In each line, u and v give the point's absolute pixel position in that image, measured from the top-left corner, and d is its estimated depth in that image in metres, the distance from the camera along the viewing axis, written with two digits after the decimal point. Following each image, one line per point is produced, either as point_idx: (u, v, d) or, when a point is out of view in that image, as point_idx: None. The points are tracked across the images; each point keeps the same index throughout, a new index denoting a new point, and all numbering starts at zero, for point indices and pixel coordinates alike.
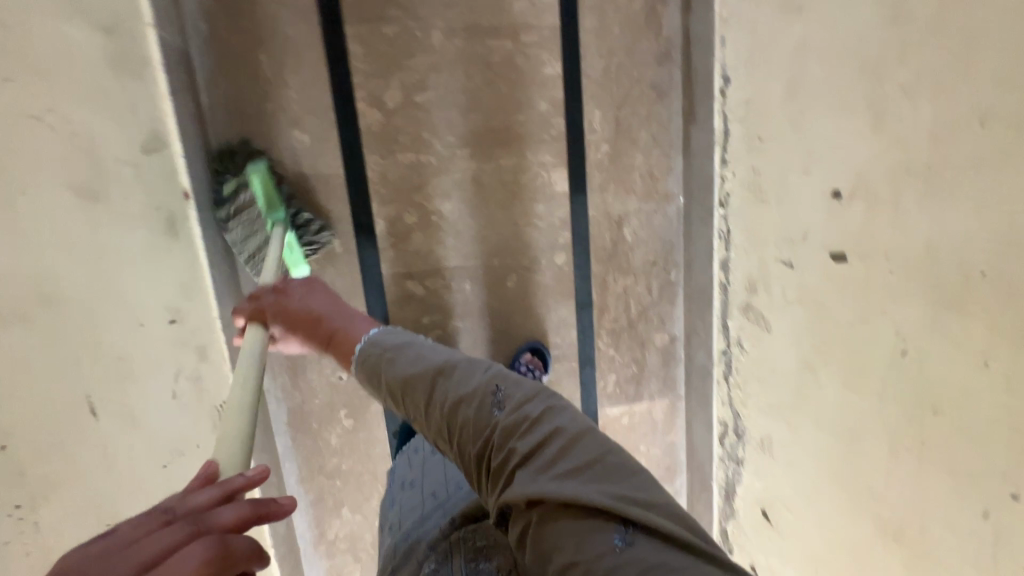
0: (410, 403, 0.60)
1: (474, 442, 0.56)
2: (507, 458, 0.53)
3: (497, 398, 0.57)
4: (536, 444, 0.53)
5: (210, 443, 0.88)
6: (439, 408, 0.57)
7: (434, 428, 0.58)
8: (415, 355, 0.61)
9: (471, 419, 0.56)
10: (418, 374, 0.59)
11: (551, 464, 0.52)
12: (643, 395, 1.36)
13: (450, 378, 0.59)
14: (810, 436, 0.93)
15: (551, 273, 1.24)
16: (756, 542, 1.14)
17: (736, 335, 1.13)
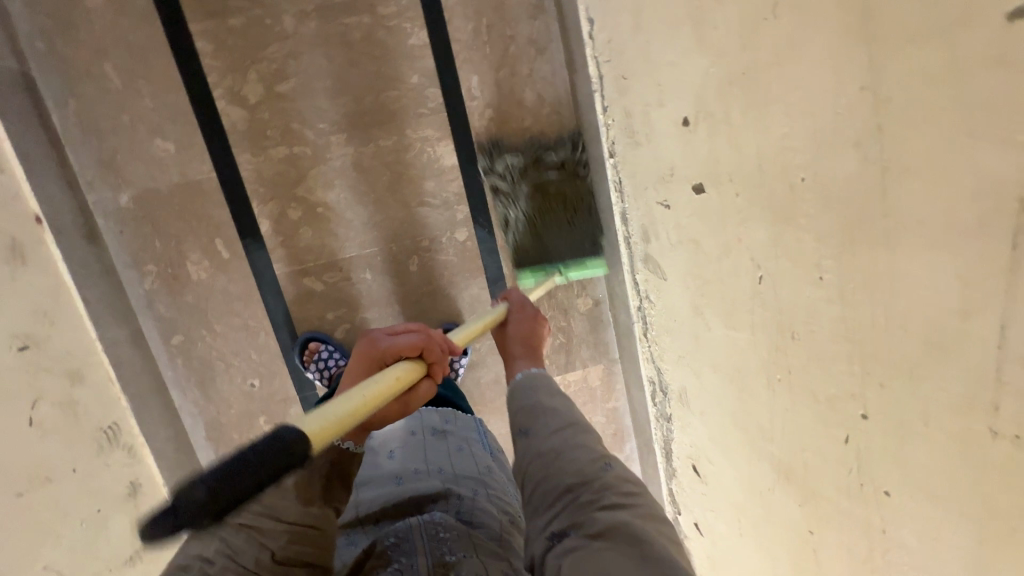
0: (536, 426, 0.69)
1: (572, 476, 0.60)
2: (598, 498, 0.57)
3: (606, 465, 0.62)
4: (624, 500, 0.57)
5: (88, 466, 0.86)
6: (560, 437, 0.65)
7: (542, 449, 0.65)
8: (561, 399, 0.74)
9: (584, 460, 0.62)
10: (562, 413, 0.70)
11: (634, 518, 0.55)
12: (575, 364, 1.32)
13: (576, 432, 0.68)
14: (711, 380, 0.88)
15: (455, 251, 1.20)
16: (694, 499, 1.10)
17: (644, 288, 1.08)
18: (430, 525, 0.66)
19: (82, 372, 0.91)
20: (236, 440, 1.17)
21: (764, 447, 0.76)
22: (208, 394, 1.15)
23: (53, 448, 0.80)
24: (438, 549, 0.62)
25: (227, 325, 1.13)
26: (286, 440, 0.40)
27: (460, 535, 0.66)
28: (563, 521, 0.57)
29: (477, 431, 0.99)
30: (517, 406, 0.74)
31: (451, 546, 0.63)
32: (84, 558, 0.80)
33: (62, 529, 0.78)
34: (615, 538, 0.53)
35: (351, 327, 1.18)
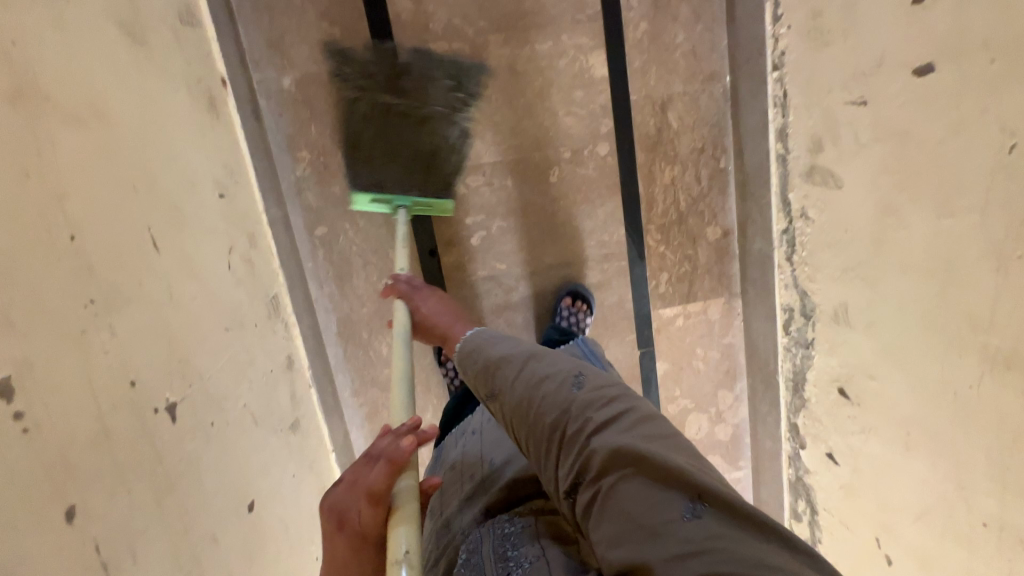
0: (500, 382, 0.68)
1: (552, 414, 0.61)
2: (584, 426, 0.58)
3: (578, 380, 0.63)
4: (607, 420, 0.58)
5: (262, 327, 0.87)
6: (525, 382, 0.65)
7: (513, 402, 0.65)
8: (507, 344, 0.73)
9: (554, 395, 0.62)
10: (512, 357, 0.70)
11: (631, 433, 0.56)
12: (697, 294, 1.30)
13: (541, 361, 0.68)
14: (894, 286, 0.86)
15: (594, 165, 1.18)
16: (833, 426, 1.08)
17: (798, 206, 1.06)
18: (499, 527, 0.65)
19: (256, 239, 0.91)
20: (364, 340, 1.18)
21: (973, 340, 0.74)
22: (343, 291, 1.15)
23: (241, 299, 0.80)
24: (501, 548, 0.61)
25: (370, 221, 1.13)
26: None
27: (527, 527, 0.63)
28: (568, 463, 0.57)
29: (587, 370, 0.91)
30: (473, 373, 0.73)
31: (514, 541, 0.61)
32: (265, 411, 0.81)
33: (253, 377, 0.79)
34: (612, 464, 0.54)
35: (487, 234, 1.17)
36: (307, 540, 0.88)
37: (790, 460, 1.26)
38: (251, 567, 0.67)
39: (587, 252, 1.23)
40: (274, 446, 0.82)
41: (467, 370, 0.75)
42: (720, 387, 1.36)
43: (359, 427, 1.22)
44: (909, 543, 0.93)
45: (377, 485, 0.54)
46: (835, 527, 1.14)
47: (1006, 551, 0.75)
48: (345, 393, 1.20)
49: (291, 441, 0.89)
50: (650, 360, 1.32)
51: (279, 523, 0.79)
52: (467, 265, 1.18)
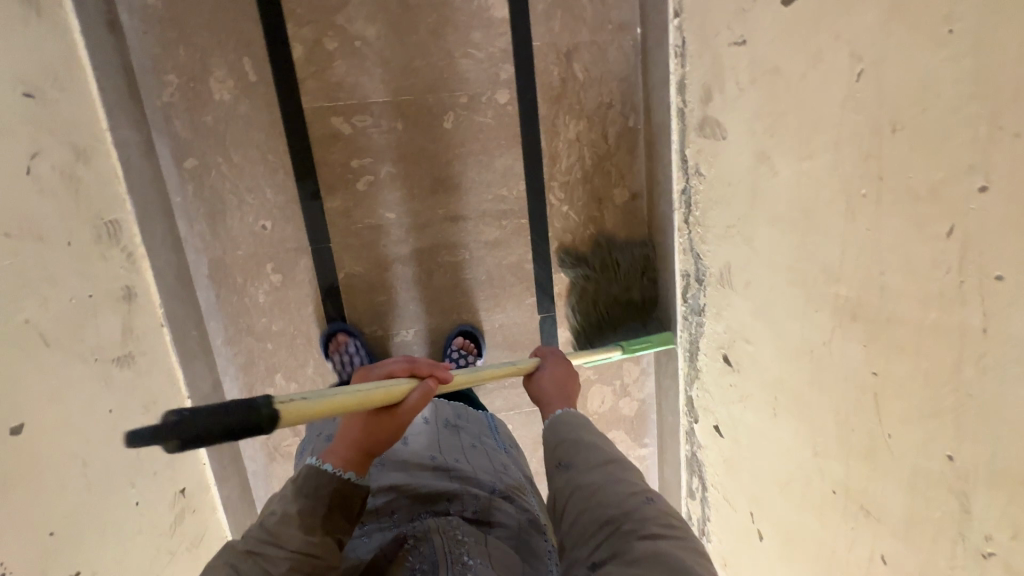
0: (577, 458, 0.63)
1: (610, 508, 0.56)
2: (641, 530, 0.53)
3: (650, 498, 0.57)
4: (666, 533, 0.53)
5: (83, 248, 0.80)
6: (599, 470, 0.61)
7: (580, 480, 0.60)
8: (594, 433, 0.67)
9: (623, 491, 0.58)
10: (600, 444, 0.65)
11: (687, 550, 0.52)
12: (603, 260, 1.24)
13: (620, 466, 0.62)
14: (765, 241, 0.82)
15: (493, 114, 1.12)
16: (718, 396, 1.04)
17: (693, 162, 1.01)
18: (449, 526, 0.61)
19: (90, 156, 0.84)
20: (239, 285, 1.11)
21: (825, 291, 0.70)
22: (215, 230, 1.08)
23: (47, 211, 0.73)
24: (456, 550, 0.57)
25: (245, 156, 1.06)
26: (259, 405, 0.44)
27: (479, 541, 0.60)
28: (602, 554, 0.53)
29: (490, 430, 0.91)
30: (547, 434, 0.68)
31: (468, 549, 0.58)
32: (69, 336, 0.74)
33: (52, 294, 0.72)
34: None
35: (374, 180, 1.11)
36: (127, 481, 0.81)
37: (687, 436, 1.21)
38: (6, 492, 0.61)
39: (484, 207, 1.17)
40: (81, 375, 0.75)
41: (544, 443, 0.68)
42: (625, 358, 1.31)
43: (231, 378, 1.15)
44: (775, 516, 0.89)
45: (418, 367, 0.61)
46: (720, 503, 1.10)
47: (848, 517, 0.71)
48: (218, 341, 1.13)
49: (114, 375, 0.82)
50: (551, 326, 1.26)
51: (74, 456, 0.72)
52: (353, 212, 1.12)
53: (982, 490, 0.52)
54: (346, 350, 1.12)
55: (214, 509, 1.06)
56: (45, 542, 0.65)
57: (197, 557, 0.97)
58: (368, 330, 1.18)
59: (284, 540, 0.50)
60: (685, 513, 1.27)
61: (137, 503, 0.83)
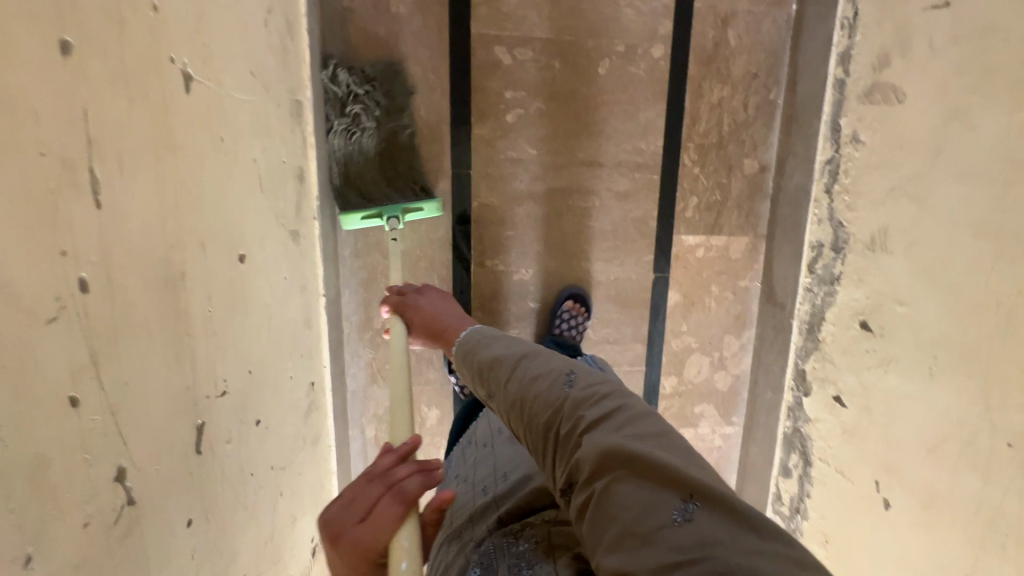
0: (494, 382, 0.56)
1: (541, 412, 0.50)
2: (574, 424, 0.47)
3: (569, 376, 0.51)
4: (594, 405, 0.48)
5: (283, 117, 0.81)
6: (513, 375, 0.54)
7: (506, 403, 0.53)
8: (503, 343, 0.59)
9: (545, 393, 0.50)
10: (512, 347, 0.58)
11: (621, 430, 0.45)
12: (722, 228, 1.25)
13: (534, 358, 0.55)
14: (947, 199, 0.83)
15: (645, 68, 1.15)
16: (847, 365, 1.04)
17: (849, 131, 1.03)
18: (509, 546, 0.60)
19: (292, 33, 0.86)
20: (377, 198, 1.12)
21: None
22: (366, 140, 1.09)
23: (269, 65, 0.74)
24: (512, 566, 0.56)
25: (407, 71, 1.08)
26: None
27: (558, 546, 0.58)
28: (558, 468, 0.48)
29: None
30: (462, 376, 0.62)
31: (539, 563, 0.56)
32: (271, 191, 0.74)
33: (267, 148, 0.72)
34: (596, 462, 0.43)
35: (522, 114, 1.13)
36: (287, 353, 0.81)
37: (789, 411, 1.21)
38: (234, 314, 0.60)
39: (620, 157, 1.18)
40: (274, 233, 0.75)
41: (463, 369, 0.62)
42: (728, 332, 1.31)
43: (351, 291, 1.15)
44: (914, 482, 0.89)
45: (412, 490, 0.51)
46: (829, 477, 1.09)
47: None
48: (345, 252, 1.13)
49: (288, 246, 0.82)
50: (662, 287, 1.26)
51: (265, 309, 0.71)
52: (497, 142, 1.13)
53: None
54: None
55: (326, 415, 1.04)
56: (246, 378, 0.64)
57: (313, 453, 0.95)
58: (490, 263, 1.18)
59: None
60: (774, 492, 1.26)
61: (290, 378, 0.82)
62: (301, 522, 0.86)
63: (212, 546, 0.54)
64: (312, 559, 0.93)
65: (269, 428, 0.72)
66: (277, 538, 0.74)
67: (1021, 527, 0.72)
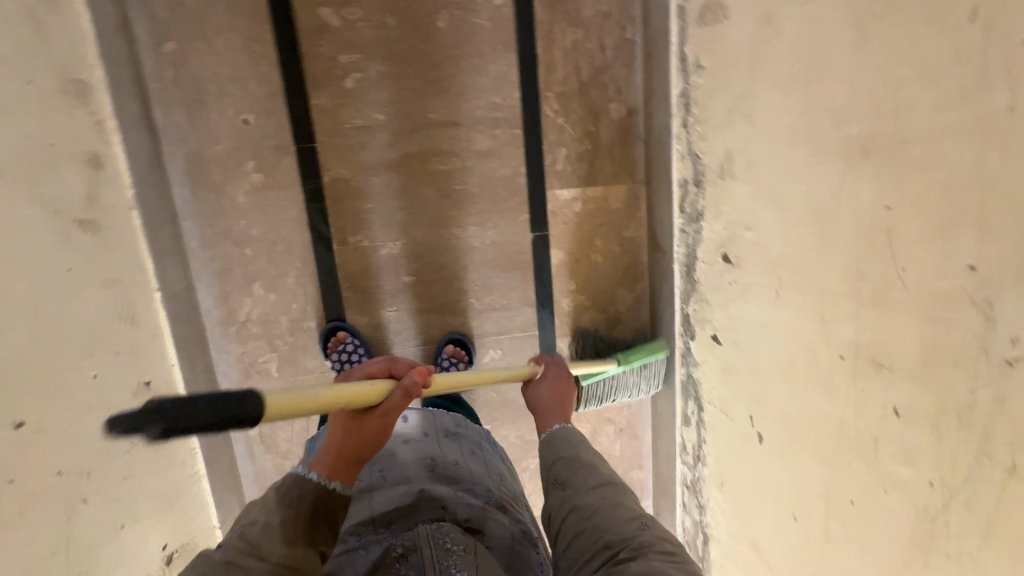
0: (573, 480, 0.68)
1: (609, 532, 0.60)
2: (635, 555, 0.57)
3: (645, 518, 0.62)
4: (660, 558, 0.56)
5: (43, 93, 0.74)
6: (600, 492, 0.65)
7: (580, 501, 0.65)
8: (594, 454, 0.73)
9: (618, 516, 0.62)
10: (598, 468, 0.69)
11: (675, 567, 0.55)
12: (598, 178, 1.21)
13: (619, 489, 0.67)
14: (769, 111, 0.78)
15: (488, 16, 1.09)
16: (718, 301, 1.00)
17: (694, 57, 0.98)
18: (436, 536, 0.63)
19: (56, 6, 0.80)
20: (218, 183, 1.06)
21: (835, 137, 0.67)
22: (194, 122, 1.03)
23: (4, 36, 0.68)
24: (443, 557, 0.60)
25: (227, 43, 1.01)
26: (229, 394, 0.42)
27: (467, 550, 0.62)
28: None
29: (487, 441, 0.94)
30: (549, 460, 0.73)
31: (455, 560, 0.59)
32: (24, 173, 0.68)
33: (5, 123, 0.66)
34: None
35: (363, 78, 1.07)
36: (82, 352, 0.74)
37: (683, 357, 1.17)
38: None
39: (477, 114, 1.13)
40: (33, 219, 0.69)
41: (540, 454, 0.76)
42: (620, 286, 1.27)
43: (206, 285, 1.09)
44: (776, 411, 0.86)
45: (400, 364, 0.63)
46: (717, 419, 1.06)
47: (858, 380, 0.68)
48: (193, 244, 1.07)
49: (74, 235, 0.76)
50: (544, 247, 1.22)
51: (22, 300, 0.65)
52: (340, 111, 1.07)
53: (1007, 290, 0.49)
54: (344, 349, 1.13)
55: None
56: None
57: (156, 457, 0.90)
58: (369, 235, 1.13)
59: (266, 552, 0.50)
60: (679, 444, 1.23)
61: (95, 377, 0.77)
62: (132, 531, 0.80)
63: None
64: (165, 569, 0.87)
65: (44, 429, 0.66)
66: (77, 549, 0.68)
67: (859, 440, 0.69)
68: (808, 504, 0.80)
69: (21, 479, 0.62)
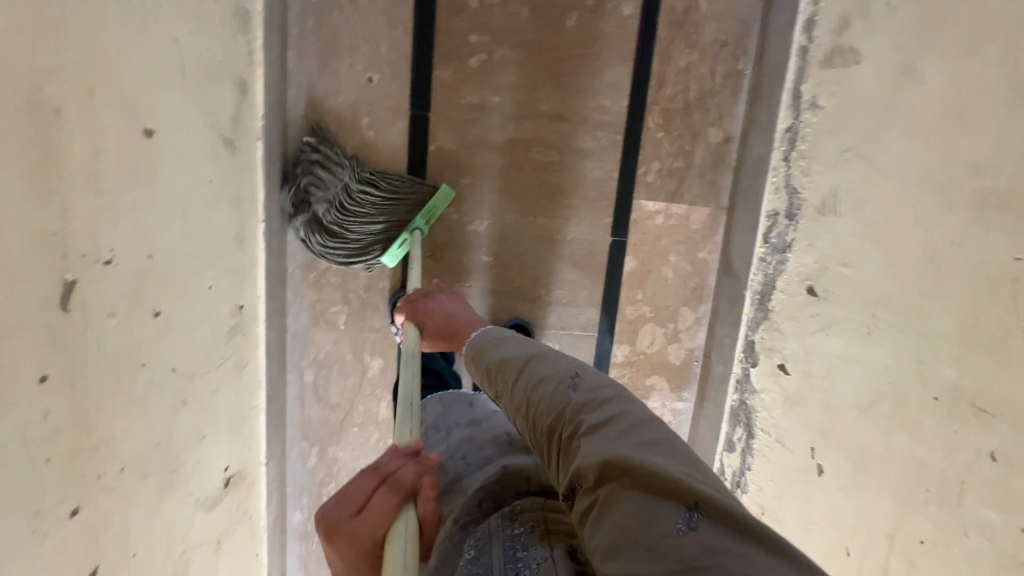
0: (501, 386, 0.61)
1: (548, 418, 0.54)
2: (577, 431, 0.50)
3: (573, 382, 0.55)
4: (599, 420, 0.50)
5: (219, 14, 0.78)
6: (523, 381, 0.58)
7: (514, 405, 0.58)
8: (510, 341, 0.64)
9: (549, 397, 0.54)
10: (514, 354, 0.61)
11: (618, 440, 0.47)
12: (684, 196, 1.24)
13: (540, 363, 0.59)
14: (893, 156, 0.82)
15: (615, 24, 1.14)
16: (793, 331, 1.02)
17: (810, 96, 1.02)
18: (508, 523, 0.61)
19: None
20: (331, 133, 1.10)
21: (968, 187, 0.70)
22: (324, 71, 1.07)
23: None
24: (513, 549, 0.58)
25: (371, 5, 1.06)
26: None
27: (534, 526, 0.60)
28: (563, 471, 0.51)
29: None
30: (475, 375, 0.66)
31: (524, 542, 0.58)
32: (197, 82, 0.72)
33: (194, 31, 0.70)
34: (602, 471, 0.46)
35: (487, 60, 1.11)
36: (206, 262, 0.77)
37: (737, 385, 1.19)
38: (130, 185, 0.58)
39: (584, 114, 1.17)
40: (198, 125, 0.72)
41: (471, 371, 0.67)
42: (684, 304, 1.29)
43: (297, 227, 1.12)
44: (846, 445, 0.87)
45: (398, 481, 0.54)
46: (770, 448, 1.07)
47: (954, 423, 0.70)
48: (294, 186, 1.11)
49: (220, 151, 0.80)
50: (619, 252, 1.25)
51: (179, 197, 0.68)
52: (459, 86, 1.11)
53: None
54: None
55: (256, 346, 0.99)
56: (143, 261, 0.61)
57: (236, 378, 0.92)
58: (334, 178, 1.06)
59: None
60: (717, 469, 1.24)
61: (209, 287, 0.79)
62: (209, 444, 0.82)
63: (69, 414, 0.51)
64: (223, 489, 0.89)
65: (172, 324, 0.68)
66: (175, 447, 0.70)
67: (943, 481, 0.71)
68: (869, 540, 0.81)
69: (152, 366, 0.64)
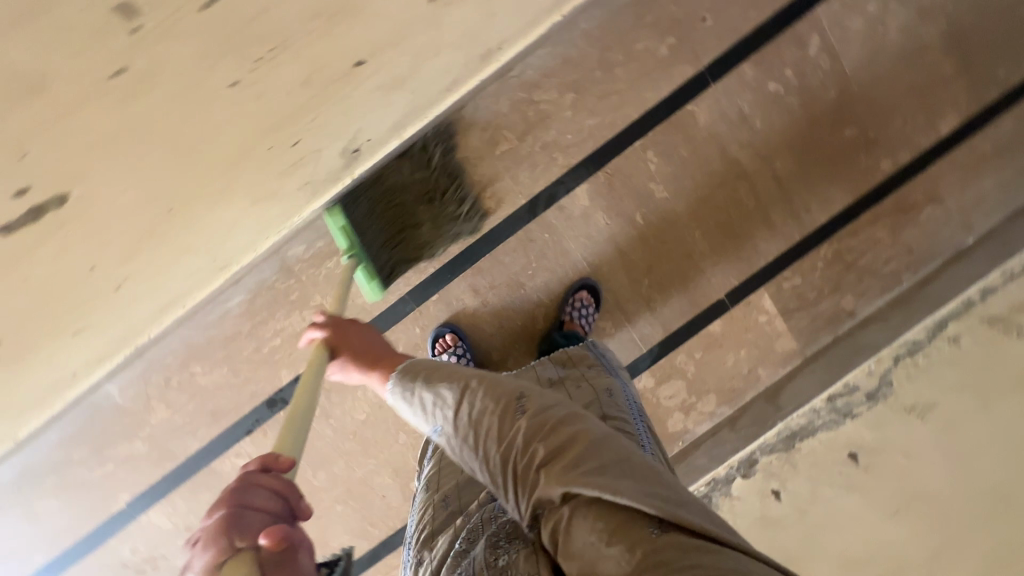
0: (440, 411, 0.67)
1: (501, 448, 0.61)
2: (533, 459, 0.58)
3: (521, 405, 0.63)
4: (559, 450, 0.57)
5: None
6: (471, 411, 0.64)
7: (463, 428, 0.64)
8: (444, 368, 0.70)
9: (502, 425, 0.62)
10: (455, 377, 0.68)
11: (578, 470, 0.55)
12: (790, 320, 1.29)
13: (481, 388, 0.66)
14: (997, 417, 1.04)
15: (869, 164, 1.26)
16: (810, 473, 1.13)
17: (953, 332, 1.12)
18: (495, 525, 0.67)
19: None
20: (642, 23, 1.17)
21: None
22: None
23: None
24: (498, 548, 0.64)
25: None
26: None
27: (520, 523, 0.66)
28: (525, 502, 0.58)
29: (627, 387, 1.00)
30: (408, 400, 0.70)
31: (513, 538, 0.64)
32: None
33: None
34: (571, 496, 0.54)
35: (777, 93, 1.21)
36: None
37: (710, 480, 1.22)
38: None
39: (792, 196, 1.25)
40: None
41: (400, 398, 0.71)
42: (715, 392, 1.30)
43: (553, 52, 1.18)
44: None
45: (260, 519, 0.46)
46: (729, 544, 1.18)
47: None
48: (583, 27, 1.17)
49: None
50: (714, 311, 1.29)
51: None
52: (743, 90, 1.20)
53: None
54: (455, 349, 1.20)
55: None
56: None
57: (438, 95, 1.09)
58: (648, 78, 1.20)
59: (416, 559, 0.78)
60: None
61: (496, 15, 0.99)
62: (358, 95, 0.94)
63: None
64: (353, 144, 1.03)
65: None
66: None
67: None
68: None
69: None
